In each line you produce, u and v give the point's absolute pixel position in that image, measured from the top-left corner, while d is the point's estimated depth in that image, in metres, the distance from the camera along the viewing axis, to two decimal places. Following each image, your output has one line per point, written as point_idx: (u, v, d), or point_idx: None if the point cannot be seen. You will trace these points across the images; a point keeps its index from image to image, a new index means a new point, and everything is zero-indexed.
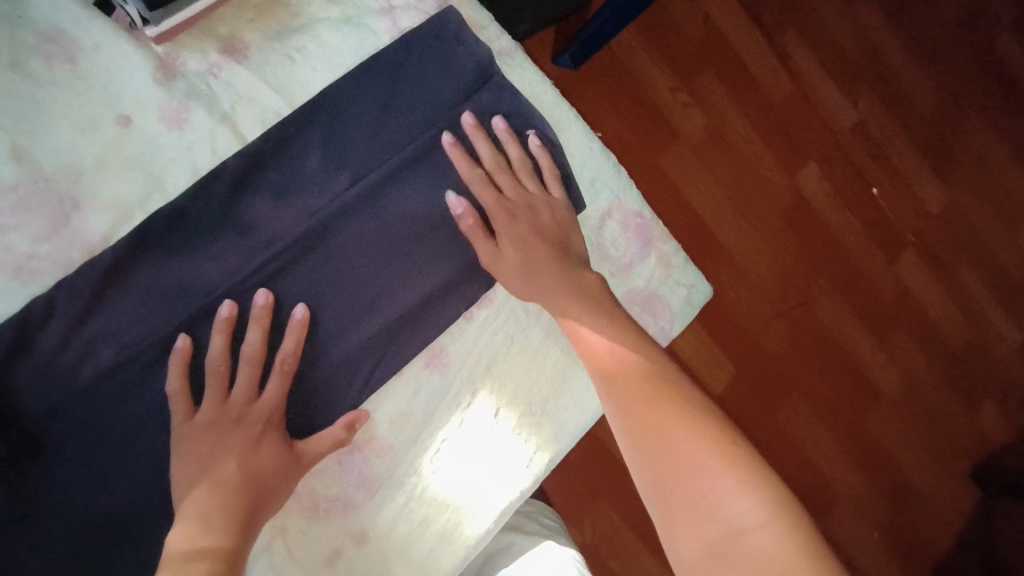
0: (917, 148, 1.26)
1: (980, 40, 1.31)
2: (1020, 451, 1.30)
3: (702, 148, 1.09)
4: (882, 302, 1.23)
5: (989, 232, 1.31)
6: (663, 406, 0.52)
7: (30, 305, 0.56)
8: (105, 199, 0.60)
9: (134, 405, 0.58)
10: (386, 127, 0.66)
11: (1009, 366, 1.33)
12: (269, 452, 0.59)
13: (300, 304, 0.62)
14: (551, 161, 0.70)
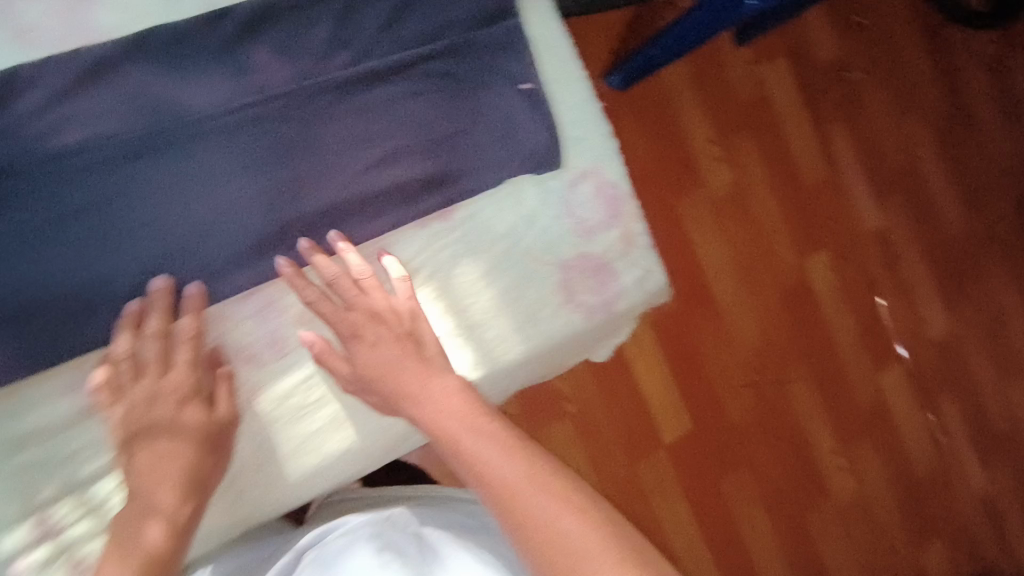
0: (881, 269, 1.54)
1: (955, 204, 1.62)
2: (892, 541, 1.54)
3: (718, 201, 1.37)
4: (821, 380, 1.47)
5: (918, 355, 1.58)
6: (500, 456, 0.56)
7: (20, 69, 0.60)
8: (121, 2, 0.63)
9: (78, 190, 0.60)
10: (398, 25, 0.69)
11: (909, 472, 1.56)
12: (183, 474, 0.58)
13: (159, 277, 0.61)
14: (538, 110, 0.73)
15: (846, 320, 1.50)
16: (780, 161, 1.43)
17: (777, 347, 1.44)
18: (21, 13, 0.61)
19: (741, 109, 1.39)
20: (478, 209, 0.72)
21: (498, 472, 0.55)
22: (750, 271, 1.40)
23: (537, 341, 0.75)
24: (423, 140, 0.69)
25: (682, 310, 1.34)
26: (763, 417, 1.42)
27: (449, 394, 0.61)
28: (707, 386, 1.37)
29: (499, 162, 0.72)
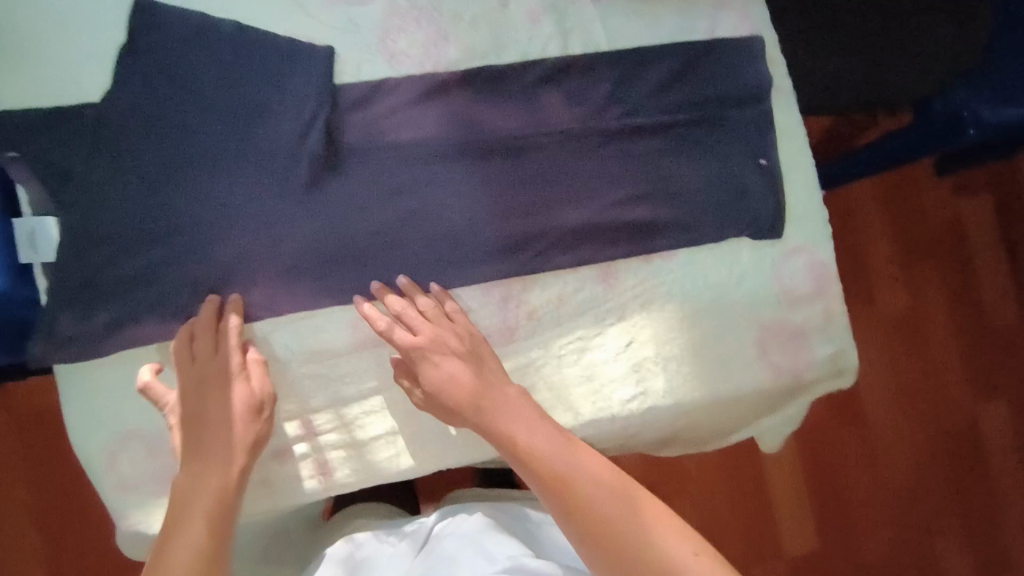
0: None
1: None
2: None
3: (887, 321, 1.34)
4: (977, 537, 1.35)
5: None
6: (572, 459, 0.68)
7: (383, 81, 0.78)
8: (463, 44, 0.80)
9: (402, 176, 0.78)
10: (665, 93, 0.82)
11: None
12: (224, 454, 0.68)
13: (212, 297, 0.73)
14: (770, 184, 0.82)
15: (1010, 477, 1.37)
16: (965, 293, 1.38)
17: (931, 490, 1.34)
18: (395, 43, 0.79)
19: (932, 233, 1.37)
20: (700, 258, 0.82)
21: (561, 473, 0.67)
22: (911, 401, 1.34)
23: (723, 389, 0.81)
24: (664, 190, 0.81)
25: (830, 424, 1.31)
26: (899, 558, 1.31)
27: (513, 399, 0.72)
28: (843, 505, 1.30)
29: (728, 220, 0.81)
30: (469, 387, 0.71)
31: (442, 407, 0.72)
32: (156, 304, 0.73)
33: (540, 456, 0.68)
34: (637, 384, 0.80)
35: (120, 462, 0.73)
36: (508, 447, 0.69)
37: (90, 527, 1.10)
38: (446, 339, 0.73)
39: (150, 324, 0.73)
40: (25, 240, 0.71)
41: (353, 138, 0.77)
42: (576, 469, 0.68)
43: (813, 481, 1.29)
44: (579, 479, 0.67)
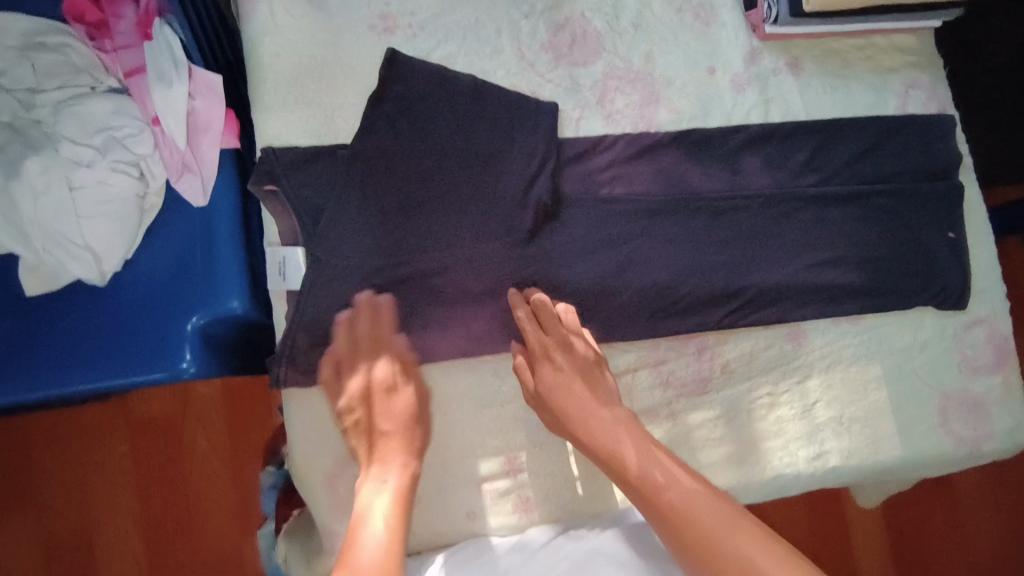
0: None
1: None
2: None
3: None
4: None
5: None
6: (674, 476, 0.65)
7: (603, 138, 0.83)
8: (674, 107, 0.85)
9: (615, 228, 0.82)
10: (860, 163, 0.86)
11: None
12: None
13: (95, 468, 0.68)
14: (956, 257, 0.85)
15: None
16: None
17: None
18: (613, 102, 0.84)
19: None
20: (886, 323, 0.85)
21: (669, 495, 0.64)
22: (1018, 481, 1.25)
23: (906, 452, 0.83)
24: (858, 256, 0.84)
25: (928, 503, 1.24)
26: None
27: (618, 416, 0.71)
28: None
29: (917, 288, 0.84)
30: (580, 398, 0.73)
31: (403, 416, 0.73)
32: (378, 333, 0.76)
33: (653, 482, 0.65)
34: (822, 443, 0.82)
35: (341, 485, 0.75)
36: (615, 468, 0.68)
37: (196, 533, 1.12)
38: (565, 344, 0.76)
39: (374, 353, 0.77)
40: (276, 271, 0.77)
41: (570, 189, 0.82)
42: (685, 491, 0.64)
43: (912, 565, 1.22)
44: (686, 499, 0.63)
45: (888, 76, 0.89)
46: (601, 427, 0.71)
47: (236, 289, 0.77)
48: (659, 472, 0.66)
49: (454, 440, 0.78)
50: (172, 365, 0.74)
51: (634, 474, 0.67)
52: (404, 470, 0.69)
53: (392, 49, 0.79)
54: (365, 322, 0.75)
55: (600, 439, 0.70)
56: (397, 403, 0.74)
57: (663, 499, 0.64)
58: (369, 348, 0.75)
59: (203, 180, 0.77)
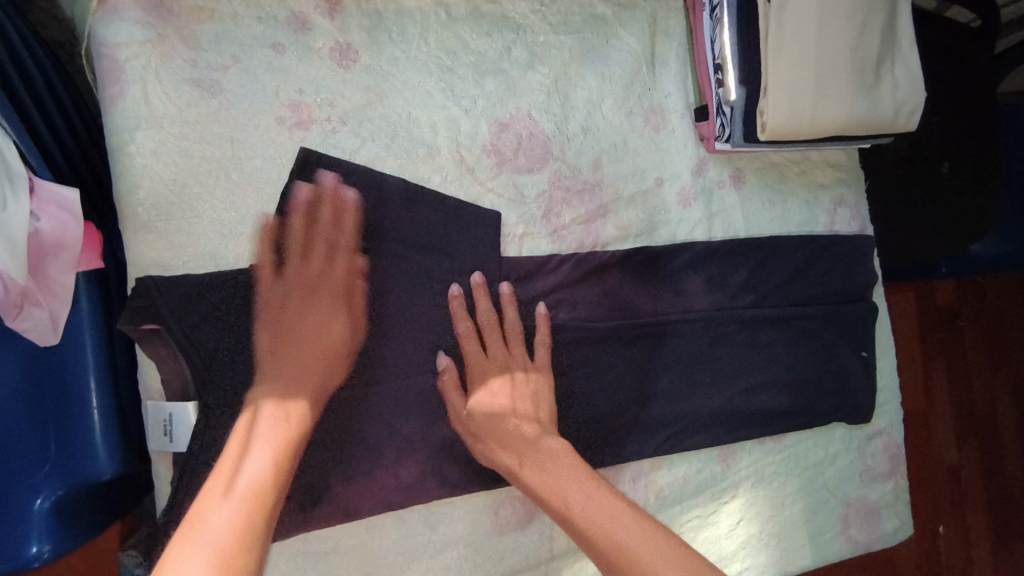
0: (993, 531, 1.57)
1: None
2: None
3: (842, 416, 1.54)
4: None
5: None
6: (614, 515, 0.59)
7: (548, 259, 0.75)
8: (622, 222, 0.80)
9: (557, 358, 0.75)
10: (791, 284, 0.87)
11: None
12: None
13: None
14: (869, 376, 0.90)
15: (910, 557, 1.52)
16: (916, 395, 1.55)
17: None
18: (559, 216, 0.77)
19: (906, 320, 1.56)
20: (804, 439, 0.88)
21: (620, 541, 0.56)
22: None
23: (812, 561, 0.88)
24: (786, 377, 0.86)
25: None
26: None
27: (560, 455, 0.65)
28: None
29: (833, 407, 0.88)
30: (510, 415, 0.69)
31: (318, 342, 0.62)
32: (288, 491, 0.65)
33: (606, 530, 0.57)
34: (743, 560, 0.84)
35: None
36: (564, 520, 0.61)
37: None
38: (508, 369, 0.71)
39: (284, 516, 0.66)
40: (160, 430, 0.62)
41: None
42: (641, 542, 0.56)
43: None
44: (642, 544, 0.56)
45: (819, 193, 0.90)
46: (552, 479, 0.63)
47: (98, 448, 0.62)
48: (605, 519, 0.58)
49: None
50: (18, 551, 0.60)
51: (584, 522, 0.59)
52: (296, 429, 0.54)
53: (307, 150, 0.66)
54: (297, 228, 0.64)
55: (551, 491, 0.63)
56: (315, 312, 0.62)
57: (612, 545, 0.56)
58: (302, 245, 0.63)
59: (53, 315, 0.60)
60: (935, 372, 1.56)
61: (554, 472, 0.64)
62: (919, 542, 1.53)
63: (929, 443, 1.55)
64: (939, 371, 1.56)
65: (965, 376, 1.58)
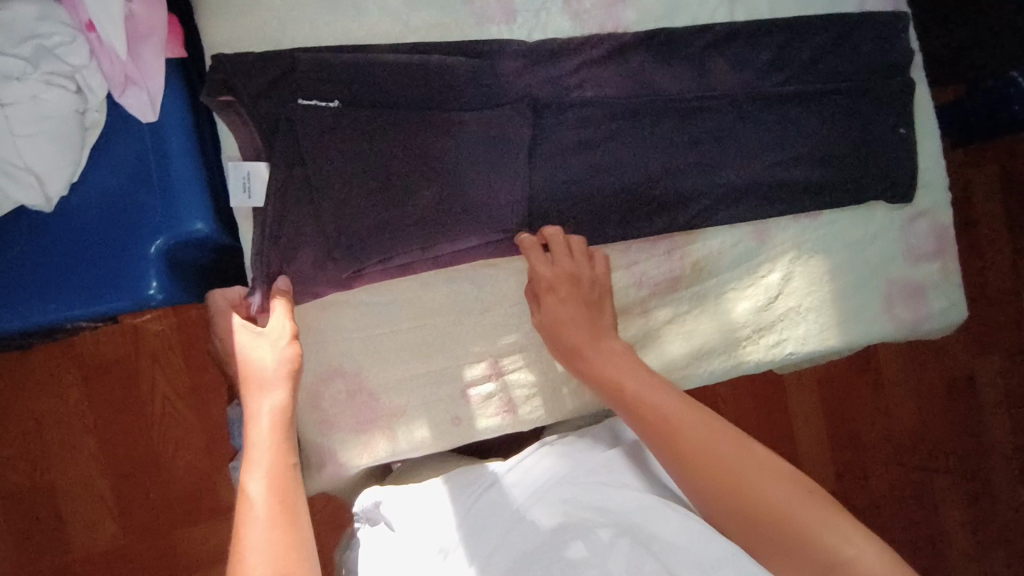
0: None
1: None
2: None
3: None
4: (994, 492, 1.46)
5: None
6: (659, 395, 0.64)
7: (571, 40, 0.81)
8: (642, 6, 0.84)
9: (583, 133, 0.82)
10: (818, 62, 0.88)
11: None
12: None
13: None
14: (906, 155, 0.89)
15: (998, 422, 1.47)
16: (998, 253, 1.46)
17: (945, 442, 1.46)
18: (579, 2, 0.83)
19: (983, 176, 1.45)
20: (842, 218, 0.89)
21: (677, 423, 0.62)
22: (929, 369, 1.46)
23: (853, 336, 0.90)
24: (817, 153, 0.88)
25: (856, 382, 1.43)
26: (903, 496, 1.44)
27: (619, 352, 0.71)
28: (850, 435, 1.43)
29: (872, 182, 0.89)
30: (583, 319, 0.73)
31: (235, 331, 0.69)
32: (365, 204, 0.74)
33: (760, 500, 0.56)
34: (780, 332, 0.88)
35: (324, 402, 0.74)
36: (665, 449, 0.61)
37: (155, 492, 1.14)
38: (575, 277, 0.75)
39: (335, 276, 0.75)
40: (239, 187, 0.73)
41: (539, 94, 0.80)
42: (697, 425, 0.61)
43: (832, 429, 1.42)
44: (777, 495, 0.56)
45: None
46: (698, 436, 0.60)
47: (195, 207, 0.73)
48: (651, 393, 0.65)
49: (439, 351, 0.78)
50: (135, 287, 0.71)
51: (706, 459, 0.59)
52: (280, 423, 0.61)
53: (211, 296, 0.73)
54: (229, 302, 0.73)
55: (674, 426, 0.61)
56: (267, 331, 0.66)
57: (670, 431, 0.61)
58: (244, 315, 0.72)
59: (149, 93, 0.72)
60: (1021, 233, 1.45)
61: (637, 386, 0.66)
62: (1004, 408, 1.47)
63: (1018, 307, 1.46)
64: None
65: None
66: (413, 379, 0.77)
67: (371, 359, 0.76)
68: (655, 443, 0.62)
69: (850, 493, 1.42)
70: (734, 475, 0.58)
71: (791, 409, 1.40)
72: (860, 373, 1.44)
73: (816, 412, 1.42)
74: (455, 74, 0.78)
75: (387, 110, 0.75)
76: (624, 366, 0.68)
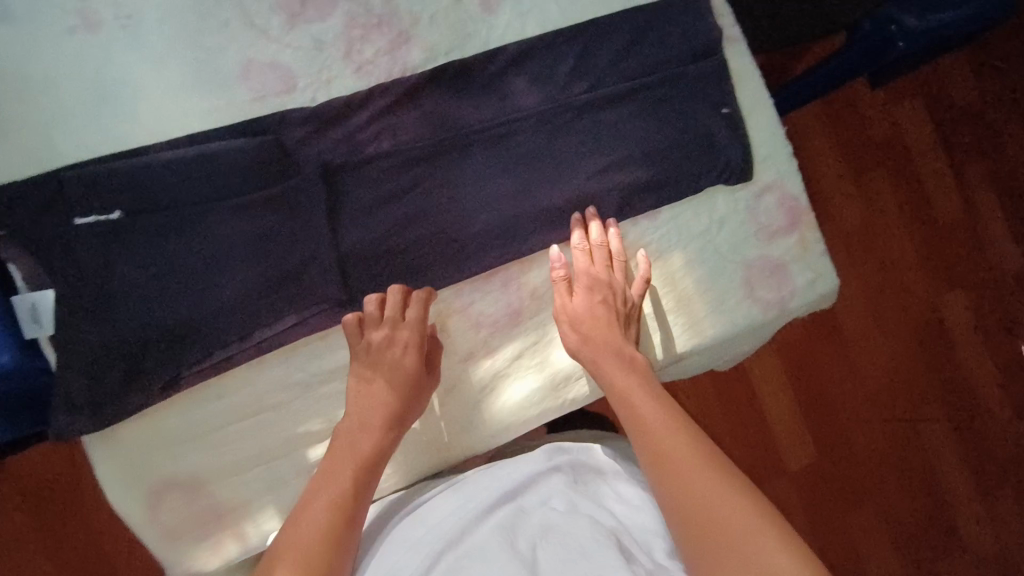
0: None
1: None
2: None
3: (853, 235, 1.47)
4: (978, 426, 1.47)
5: None
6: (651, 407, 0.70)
7: (355, 95, 0.79)
8: (427, 44, 0.82)
9: (386, 185, 0.80)
10: (624, 61, 0.85)
11: None
12: None
13: None
14: (735, 135, 0.86)
15: (977, 356, 1.48)
16: (941, 189, 1.49)
17: (924, 384, 1.47)
18: (360, 53, 0.80)
19: (913, 118, 1.49)
20: (681, 212, 0.86)
21: (659, 433, 0.67)
22: (893, 315, 1.47)
23: (720, 329, 0.85)
24: (640, 151, 0.85)
25: (819, 339, 1.45)
26: (887, 443, 1.45)
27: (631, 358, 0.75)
28: (821, 394, 1.43)
29: (703, 169, 0.85)
30: (411, 368, 0.74)
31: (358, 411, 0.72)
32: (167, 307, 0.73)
33: (720, 519, 0.59)
34: (640, 342, 0.84)
35: (163, 511, 0.73)
36: (649, 458, 0.66)
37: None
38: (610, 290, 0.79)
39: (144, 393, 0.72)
40: (31, 317, 0.73)
41: (334, 156, 0.79)
42: (678, 439, 0.66)
43: (800, 389, 1.43)
44: (733, 515, 0.59)
45: None
46: (680, 450, 0.65)
47: None
48: (645, 400, 0.70)
49: (278, 434, 0.76)
50: None
51: (673, 465, 0.64)
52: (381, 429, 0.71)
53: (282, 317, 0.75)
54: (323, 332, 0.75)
55: (658, 436, 0.67)
56: (387, 374, 0.73)
57: (653, 440, 0.67)
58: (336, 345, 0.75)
59: None
60: (960, 169, 1.50)
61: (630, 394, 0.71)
62: (979, 341, 1.48)
63: (974, 239, 1.49)
64: (968, 166, 1.50)
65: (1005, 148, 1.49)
66: (257, 468, 0.75)
67: (205, 457, 0.74)
68: (644, 453, 0.67)
69: (832, 449, 1.43)
70: (695, 488, 0.62)
71: (754, 379, 1.41)
72: (820, 330, 1.45)
73: (781, 376, 1.42)
74: (238, 155, 0.76)
75: (175, 207, 0.74)
76: (635, 376, 0.73)
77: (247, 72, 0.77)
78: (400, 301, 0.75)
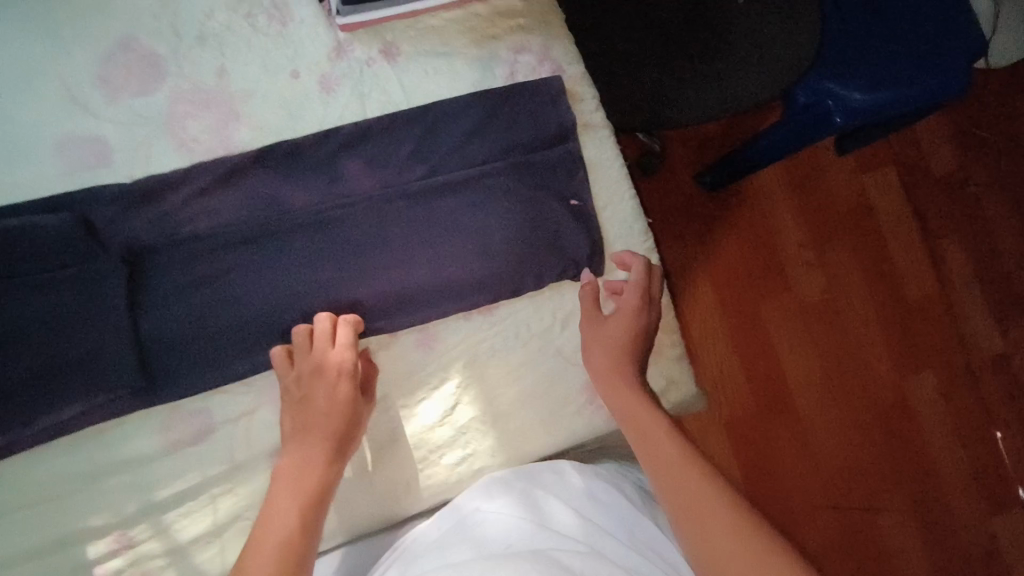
0: None
1: None
2: None
3: (811, 305, 1.38)
4: (943, 515, 1.38)
5: None
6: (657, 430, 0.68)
7: (170, 172, 0.76)
8: (257, 122, 0.79)
9: (198, 268, 0.76)
10: (467, 146, 0.81)
11: None
12: None
13: None
14: (584, 230, 0.81)
15: (946, 438, 1.40)
16: (911, 261, 1.42)
17: (887, 467, 1.38)
18: (185, 129, 0.78)
19: (884, 186, 1.43)
20: (520, 309, 0.81)
21: (664, 450, 0.65)
22: (856, 392, 1.38)
23: (552, 437, 0.81)
24: (477, 242, 0.80)
25: (773, 415, 1.35)
26: (844, 530, 1.34)
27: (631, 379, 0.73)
28: (772, 475, 1.33)
29: (545, 264, 0.80)
30: (344, 397, 0.70)
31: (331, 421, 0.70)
32: None
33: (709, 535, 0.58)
34: (466, 446, 0.79)
35: None
36: (652, 464, 0.65)
37: None
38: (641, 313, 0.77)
39: None
40: None
41: (145, 236, 0.76)
42: (679, 460, 0.64)
43: (749, 469, 1.33)
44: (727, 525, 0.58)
45: (491, 45, 0.83)
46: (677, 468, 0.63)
47: None
48: (649, 423, 0.69)
49: (58, 525, 0.73)
50: None
51: (673, 478, 0.63)
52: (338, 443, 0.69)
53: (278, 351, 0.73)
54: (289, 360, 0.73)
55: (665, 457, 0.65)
56: (319, 398, 0.70)
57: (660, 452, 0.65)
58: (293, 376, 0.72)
59: None
60: (934, 241, 1.44)
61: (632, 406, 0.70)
62: (947, 422, 1.40)
63: (947, 315, 1.43)
64: (942, 240, 1.44)
65: (981, 222, 1.45)
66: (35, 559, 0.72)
67: None
68: (648, 459, 0.66)
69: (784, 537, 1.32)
70: (692, 500, 0.61)
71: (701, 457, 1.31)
72: (774, 406, 1.35)
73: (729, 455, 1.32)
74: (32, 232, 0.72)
75: None
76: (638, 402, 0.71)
77: (62, 146, 0.75)
78: (328, 329, 0.73)
